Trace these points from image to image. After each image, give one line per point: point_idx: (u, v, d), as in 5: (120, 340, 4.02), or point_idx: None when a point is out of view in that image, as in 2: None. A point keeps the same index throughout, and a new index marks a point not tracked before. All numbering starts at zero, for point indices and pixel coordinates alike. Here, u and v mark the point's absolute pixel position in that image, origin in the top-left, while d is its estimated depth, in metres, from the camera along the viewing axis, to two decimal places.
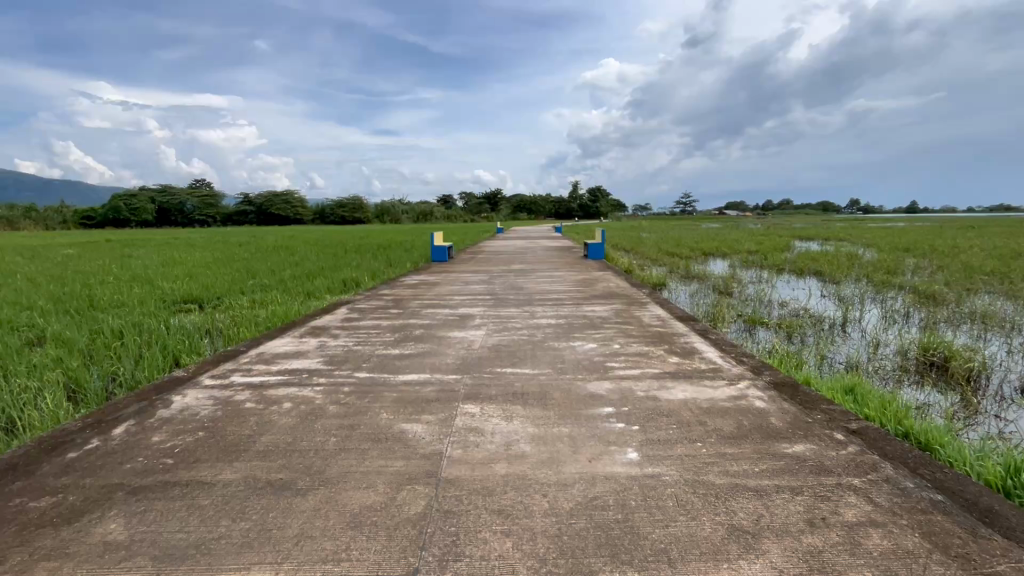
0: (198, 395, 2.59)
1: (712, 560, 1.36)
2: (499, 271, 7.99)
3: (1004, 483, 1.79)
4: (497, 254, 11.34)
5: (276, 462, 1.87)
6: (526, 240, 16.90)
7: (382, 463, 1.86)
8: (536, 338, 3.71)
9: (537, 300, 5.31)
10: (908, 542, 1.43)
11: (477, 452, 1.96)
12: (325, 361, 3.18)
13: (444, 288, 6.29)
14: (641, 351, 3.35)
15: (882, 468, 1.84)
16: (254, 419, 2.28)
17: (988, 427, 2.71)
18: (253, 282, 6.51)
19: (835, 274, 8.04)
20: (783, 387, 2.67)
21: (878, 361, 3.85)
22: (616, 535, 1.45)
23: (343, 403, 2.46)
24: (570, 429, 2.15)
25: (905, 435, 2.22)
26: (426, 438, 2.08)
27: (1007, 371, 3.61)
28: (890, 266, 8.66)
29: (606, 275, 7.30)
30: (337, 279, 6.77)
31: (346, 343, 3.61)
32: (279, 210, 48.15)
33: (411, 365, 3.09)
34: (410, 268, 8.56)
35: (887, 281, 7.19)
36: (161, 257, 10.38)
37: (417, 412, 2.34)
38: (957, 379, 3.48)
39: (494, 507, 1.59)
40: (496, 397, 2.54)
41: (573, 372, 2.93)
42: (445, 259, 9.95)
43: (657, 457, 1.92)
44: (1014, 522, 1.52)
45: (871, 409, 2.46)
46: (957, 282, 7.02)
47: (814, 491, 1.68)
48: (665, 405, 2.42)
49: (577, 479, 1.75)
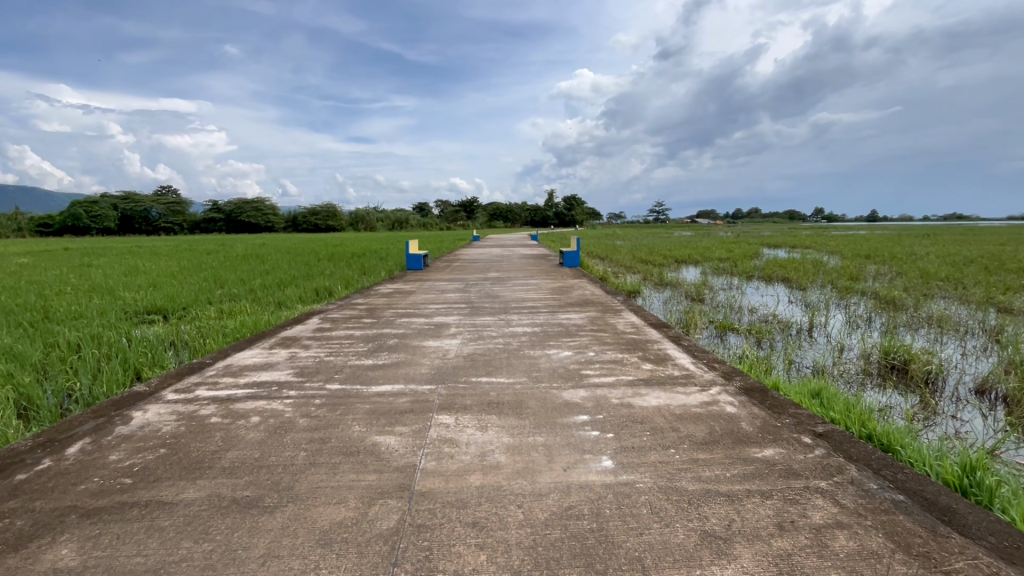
0: (160, 410, 2.49)
1: (685, 566, 1.37)
2: (475, 279, 7.98)
3: (961, 482, 1.86)
4: (475, 262, 11.37)
5: (242, 479, 1.81)
6: (502, 248, 16.89)
7: (353, 478, 1.82)
8: (512, 347, 3.70)
9: (513, 308, 5.30)
10: (873, 543, 1.47)
11: (452, 463, 1.94)
12: (295, 373, 3.11)
13: (420, 296, 6.24)
14: (615, 358, 3.38)
15: (847, 470, 1.89)
16: (219, 434, 2.20)
17: (945, 427, 2.83)
18: (221, 292, 6.32)
19: (802, 280, 8.32)
20: (753, 392, 2.73)
21: (843, 365, 3.98)
22: (590, 545, 1.45)
23: (314, 416, 2.40)
24: (545, 438, 2.15)
25: (868, 436, 2.29)
26: (400, 450, 2.04)
27: (962, 373, 3.77)
28: (852, 272, 9.08)
29: (581, 283, 7.36)
30: (309, 288, 6.66)
31: (318, 354, 3.54)
32: (249, 217, 47.10)
33: (384, 375, 3.04)
34: (385, 277, 8.46)
35: (850, 287, 7.46)
36: (124, 265, 10.07)
37: (390, 424, 2.30)
38: (916, 381, 3.62)
39: (468, 519, 1.57)
40: (472, 407, 2.52)
41: (548, 380, 2.92)
42: (420, 267, 9.85)
43: (632, 464, 1.93)
44: (971, 520, 1.58)
45: (836, 413, 2.54)
46: (916, 287, 7.32)
47: (783, 495, 1.71)
48: (639, 412, 2.44)
49: (552, 489, 1.75)
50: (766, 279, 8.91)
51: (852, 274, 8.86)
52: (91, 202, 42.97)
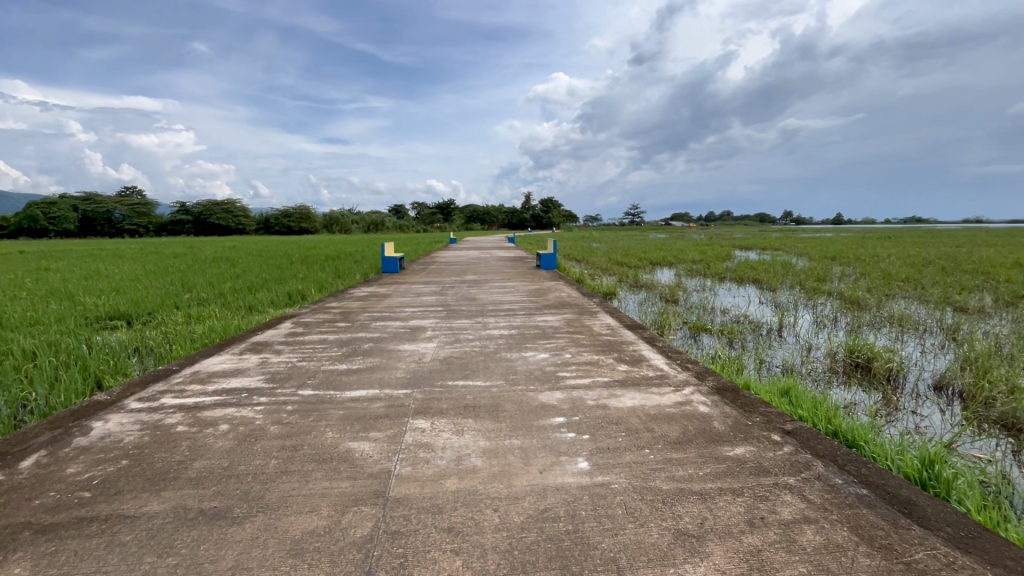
0: (122, 420, 2.40)
1: (659, 565, 1.38)
2: (452, 282, 7.94)
3: (920, 475, 1.94)
4: (452, 264, 11.34)
5: (210, 489, 1.75)
6: (478, 251, 16.87)
7: (326, 485, 1.78)
8: (489, 349, 3.69)
9: (490, 311, 5.29)
10: (838, 536, 1.51)
11: (427, 468, 1.92)
12: (266, 379, 3.03)
13: (395, 299, 6.16)
14: (591, 360, 3.41)
15: (814, 466, 1.94)
16: (186, 443, 2.13)
17: (906, 422, 2.94)
18: (188, 296, 6.13)
19: (772, 281, 8.55)
20: (725, 391, 2.78)
21: (811, 364, 4.10)
22: (566, 547, 1.46)
23: (286, 423, 2.35)
24: (521, 441, 2.15)
25: (833, 432, 2.36)
26: (374, 456, 2.01)
27: (922, 370, 3.93)
28: (820, 274, 9.35)
29: (557, 285, 7.40)
30: (281, 291, 6.51)
31: (290, 359, 3.47)
32: (219, 219, 45.89)
33: (358, 380, 2.99)
34: (360, 280, 8.34)
35: (817, 288, 7.69)
36: (85, 269, 9.66)
37: (364, 430, 2.27)
38: (879, 378, 3.75)
39: (444, 525, 1.55)
40: (448, 411, 2.50)
41: (525, 383, 2.92)
42: (396, 269, 9.76)
43: (607, 465, 1.95)
44: (929, 512, 1.64)
45: (804, 410, 2.61)
46: (879, 288, 7.59)
47: (753, 492, 1.75)
48: (614, 413, 2.47)
49: (528, 492, 1.75)
50: (738, 280, 9.14)
51: (819, 275, 9.14)
52: (50, 202, 41.19)
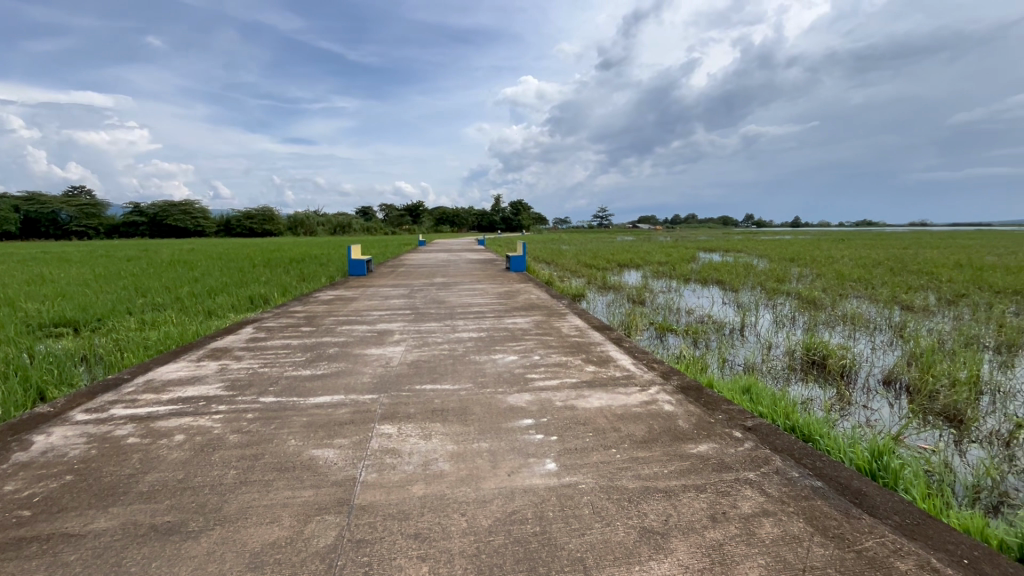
0: (67, 433, 2.27)
1: (625, 563, 1.40)
2: (420, 285, 7.86)
3: (871, 467, 2.03)
4: (421, 267, 11.24)
5: (163, 503, 1.67)
6: (447, 253, 16.77)
7: (289, 495, 1.73)
8: (457, 352, 3.67)
9: (459, 314, 5.26)
10: (795, 527, 1.57)
11: (394, 474, 1.89)
12: (225, 387, 2.92)
13: (362, 303, 6.06)
14: (560, 361, 3.43)
15: (772, 461, 2.01)
16: (137, 455, 2.03)
17: (859, 416, 3.08)
18: (141, 301, 5.85)
19: (734, 282, 8.83)
20: (689, 390, 2.85)
21: (770, 361, 4.25)
22: (534, 548, 1.46)
23: (246, 431, 2.27)
24: (489, 444, 2.14)
25: (791, 428, 2.45)
26: (339, 463, 1.97)
27: (872, 366, 4.13)
28: (779, 274, 9.73)
29: (527, 288, 7.42)
30: (242, 295, 6.30)
31: (251, 365, 3.35)
32: (176, 220, 44.11)
33: (323, 386, 2.92)
34: (325, 283, 8.17)
35: (777, 289, 7.98)
36: (27, 274, 9.12)
37: (328, 437, 2.22)
38: (834, 374, 3.92)
39: (410, 531, 1.53)
40: (416, 416, 2.47)
41: (494, 386, 2.92)
42: (364, 272, 9.59)
43: (575, 465, 1.96)
44: (877, 501, 1.73)
45: (764, 407, 2.70)
46: (833, 288, 7.94)
47: (715, 487, 1.79)
48: (581, 414, 2.49)
49: (495, 495, 1.74)
50: (702, 281, 9.40)
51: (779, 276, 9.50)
52: None
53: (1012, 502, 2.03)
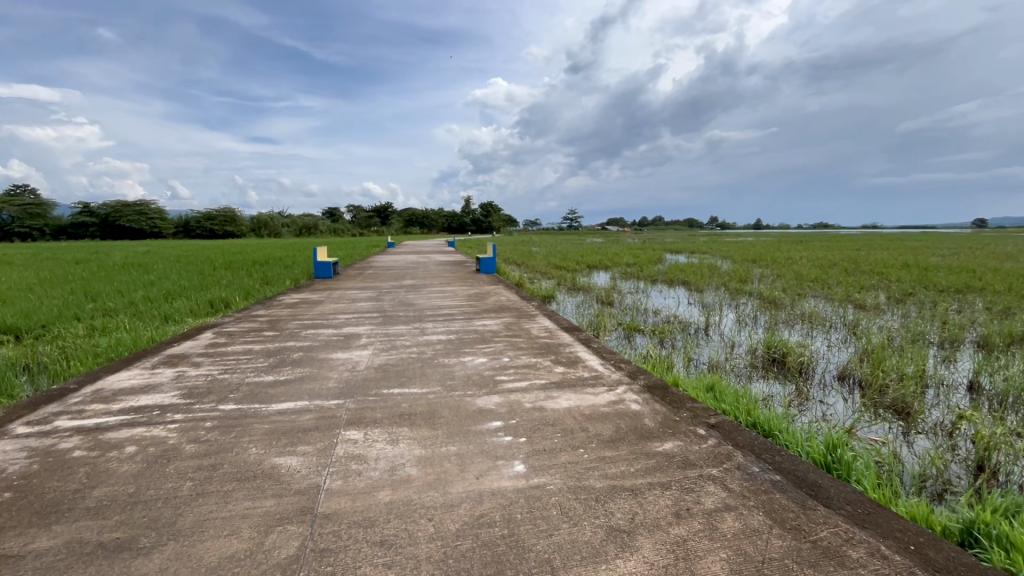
0: (6, 448, 2.13)
1: (592, 562, 1.41)
2: (388, 287, 7.75)
3: (826, 459, 2.12)
4: (390, 269, 11.10)
5: (112, 519, 1.59)
6: (416, 255, 16.58)
7: (248, 505, 1.67)
8: (426, 355, 3.64)
9: (428, 316, 5.21)
10: (754, 521, 1.61)
11: (360, 481, 1.85)
12: (182, 395, 2.80)
13: (328, 306, 5.93)
14: (529, 363, 3.43)
15: (734, 457, 2.07)
16: (84, 469, 1.93)
17: (816, 411, 3.20)
18: (91, 306, 5.56)
19: (699, 283, 9.07)
20: (655, 389, 2.90)
21: (733, 360, 4.37)
22: (501, 551, 1.46)
23: (203, 441, 2.18)
24: (457, 448, 2.13)
25: (752, 424, 2.53)
26: (302, 471, 1.91)
27: (828, 362, 4.31)
28: (741, 275, 10.04)
29: (496, 289, 7.42)
30: (202, 299, 6.07)
31: (210, 372, 3.23)
32: (130, 221, 42.18)
33: (286, 392, 2.84)
34: (289, 286, 7.96)
35: (740, 289, 8.24)
36: None
37: (291, 444, 2.15)
38: (792, 371, 4.07)
39: (376, 538, 1.51)
40: (382, 421, 2.43)
41: (462, 388, 2.90)
42: (330, 274, 9.39)
43: (543, 467, 1.97)
44: (832, 492, 1.80)
45: (727, 404, 2.77)
46: (792, 288, 8.26)
47: (680, 484, 1.83)
48: (550, 415, 2.50)
49: (463, 499, 1.73)
50: (668, 282, 9.61)
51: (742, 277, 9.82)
52: None
53: (955, 489, 2.15)
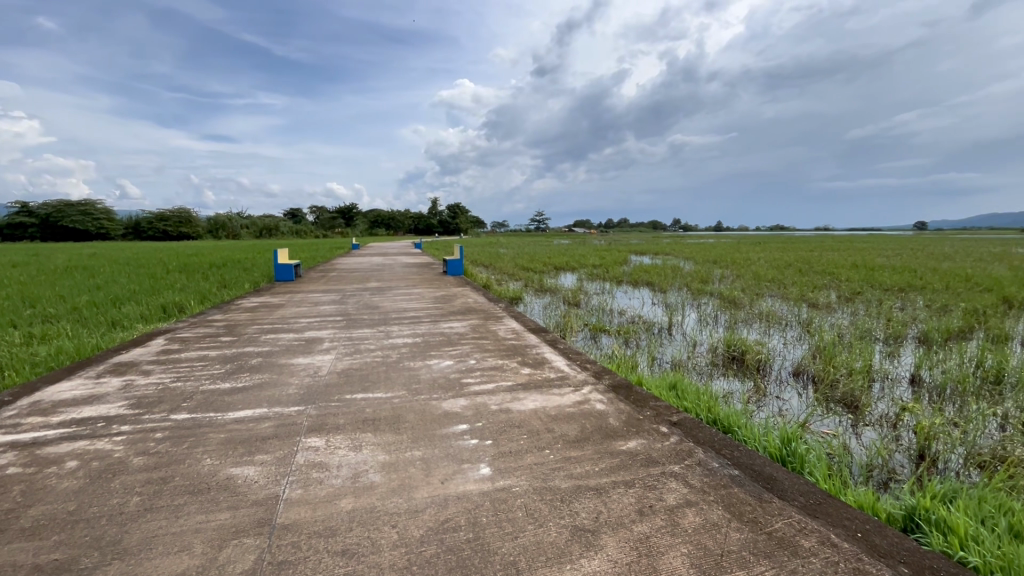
0: None
1: (557, 563, 1.42)
2: (353, 290, 7.60)
3: (782, 453, 2.20)
4: (354, 272, 10.90)
5: (49, 540, 1.49)
6: (382, 257, 16.31)
7: (201, 519, 1.60)
8: (391, 359, 3.58)
9: (393, 319, 5.13)
10: (714, 515, 1.66)
11: (321, 489, 1.80)
12: (130, 405, 2.66)
13: (290, 310, 5.76)
14: (495, 365, 3.43)
15: (695, 453, 2.12)
16: (18, 487, 1.80)
17: (773, 406, 3.33)
18: (29, 312, 5.22)
19: (663, 284, 9.29)
20: (620, 388, 2.95)
21: (695, 358, 4.49)
22: (466, 556, 1.45)
23: (153, 453, 2.08)
24: (422, 452, 2.10)
25: (712, 421, 2.60)
26: (260, 481, 1.85)
27: (784, 359, 4.48)
28: (703, 276, 10.35)
29: (463, 291, 7.39)
30: (154, 304, 5.79)
31: (161, 380, 3.08)
32: (75, 221, 39.88)
33: (244, 400, 2.73)
34: (249, 290, 7.69)
35: (701, 289, 8.48)
36: None
37: (248, 453, 2.08)
38: (751, 368, 4.22)
39: (337, 547, 1.47)
40: (345, 427, 2.37)
41: (428, 392, 2.87)
42: (291, 277, 9.13)
43: (509, 469, 1.96)
44: (786, 484, 1.87)
45: (689, 402, 2.84)
46: (751, 288, 8.56)
47: (643, 482, 1.86)
48: (516, 417, 2.50)
49: (428, 504, 1.70)
50: (633, 283, 9.80)
51: (703, 277, 10.12)
52: None
53: (898, 478, 2.27)
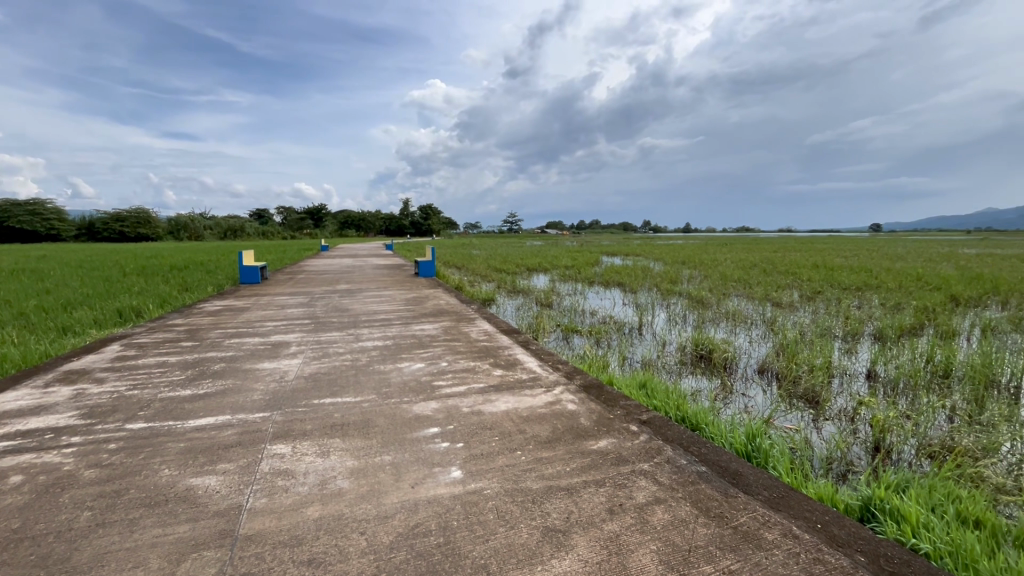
0: None
1: (527, 564, 1.42)
2: (322, 293, 7.44)
3: (747, 449, 2.25)
4: (324, 274, 10.68)
5: None
6: (352, 259, 16.02)
7: (158, 533, 1.53)
8: (360, 363, 3.52)
9: (363, 322, 5.04)
10: (682, 511, 1.69)
11: (286, 498, 1.75)
12: (82, 415, 2.53)
13: (255, 313, 5.60)
14: (467, 367, 3.41)
15: (664, 451, 2.16)
16: None
17: (739, 403, 3.42)
18: None
19: (634, 284, 9.43)
20: (591, 388, 2.98)
21: (665, 357, 4.58)
22: (436, 561, 1.43)
23: (106, 465, 1.98)
24: (392, 457, 2.07)
25: (681, 418, 2.65)
26: (221, 492, 1.78)
27: (749, 357, 4.61)
28: (672, 276, 10.57)
29: (435, 293, 7.33)
30: (109, 308, 5.54)
31: (116, 388, 2.94)
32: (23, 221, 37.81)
33: (206, 407, 2.64)
34: (212, 292, 7.43)
35: (670, 289, 8.66)
36: None
37: (209, 463, 2.00)
38: (718, 366, 4.32)
39: (303, 557, 1.43)
40: (312, 433, 2.31)
41: (399, 395, 2.83)
42: (257, 280, 8.88)
43: (480, 471, 1.95)
44: (751, 479, 1.92)
45: (658, 401, 2.89)
46: (718, 288, 8.79)
47: (613, 481, 1.88)
48: (488, 418, 2.49)
49: (398, 509, 1.68)
50: (605, 284, 9.92)
51: (673, 277, 10.32)
52: None
53: (856, 469, 2.36)
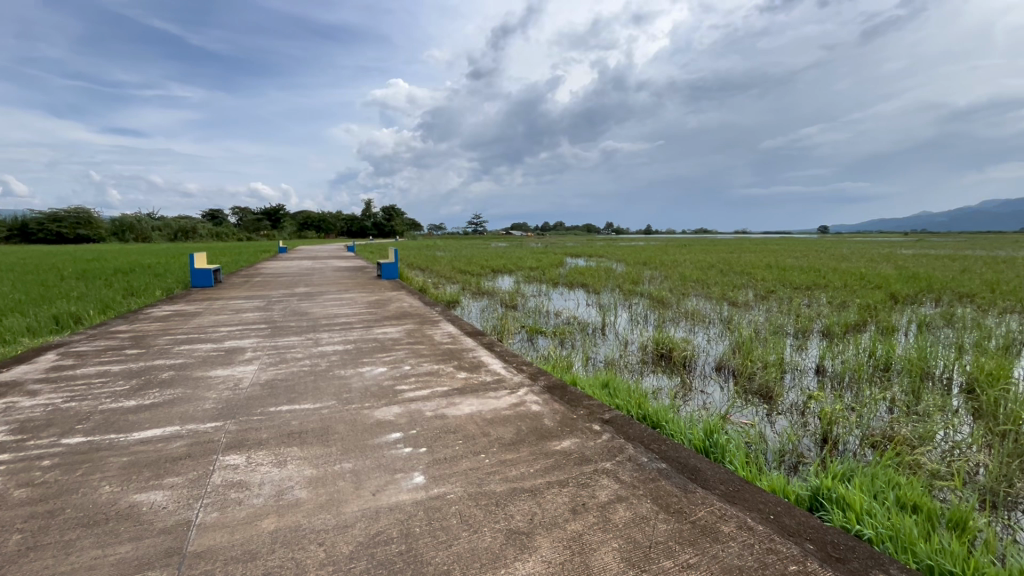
0: None
1: (491, 568, 1.41)
2: (280, 296, 7.20)
3: (705, 445, 2.32)
4: (282, 276, 10.35)
5: None
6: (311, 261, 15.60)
7: (98, 554, 1.44)
8: (319, 368, 3.42)
9: (323, 326, 4.91)
10: (643, 508, 1.72)
11: (240, 511, 1.68)
12: (11, 430, 2.35)
13: (207, 318, 5.36)
14: (430, 370, 3.37)
15: (625, 449, 2.19)
16: None
17: (697, 400, 3.51)
18: None
19: (597, 285, 9.57)
20: (555, 389, 2.99)
21: (627, 357, 4.66)
22: (398, 569, 1.40)
23: (39, 484, 1.85)
24: (352, 464, 2.02)
25: (642, 417, 2.71)
26: (169, 507, 1.69)
27: (707, 355, 4.76)
28: (634, 277, 10.79)
29: (399, 295, 7.21)
30: (45, 315, 5.19)
31: (51, 401, 2.74)
32: None
33: (152, 418, 2.50)
34: (160, 297, 7.07)
35: (632, 290, 8.83)
36: None
37: (155, 477, 1.90)
38: (678, 364, 4.43)
39: (257, 572, 1.37)
40: (268, 442, 2.23)
41: (359, 401, 2.76)
42: (210, 283, 8.51)
43: (443, 476, 1.93)
44: (709, 474, 1.97)
45: (621, 400, 2.94)
46: (677, 288, 9.03)
47: (576, 480, 1.90)
48: (452, 422, 2.47)
49: (358, 518, 1.64)
50: (569, 284, 10.02)
51: (634, 278, 10.53)
52: None
53: (806, 461, 2.47)
